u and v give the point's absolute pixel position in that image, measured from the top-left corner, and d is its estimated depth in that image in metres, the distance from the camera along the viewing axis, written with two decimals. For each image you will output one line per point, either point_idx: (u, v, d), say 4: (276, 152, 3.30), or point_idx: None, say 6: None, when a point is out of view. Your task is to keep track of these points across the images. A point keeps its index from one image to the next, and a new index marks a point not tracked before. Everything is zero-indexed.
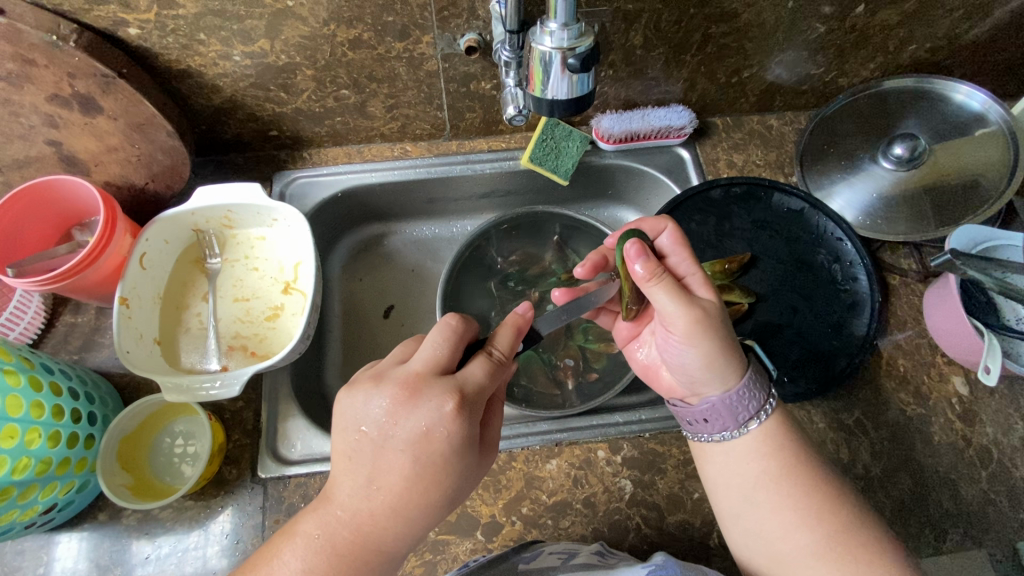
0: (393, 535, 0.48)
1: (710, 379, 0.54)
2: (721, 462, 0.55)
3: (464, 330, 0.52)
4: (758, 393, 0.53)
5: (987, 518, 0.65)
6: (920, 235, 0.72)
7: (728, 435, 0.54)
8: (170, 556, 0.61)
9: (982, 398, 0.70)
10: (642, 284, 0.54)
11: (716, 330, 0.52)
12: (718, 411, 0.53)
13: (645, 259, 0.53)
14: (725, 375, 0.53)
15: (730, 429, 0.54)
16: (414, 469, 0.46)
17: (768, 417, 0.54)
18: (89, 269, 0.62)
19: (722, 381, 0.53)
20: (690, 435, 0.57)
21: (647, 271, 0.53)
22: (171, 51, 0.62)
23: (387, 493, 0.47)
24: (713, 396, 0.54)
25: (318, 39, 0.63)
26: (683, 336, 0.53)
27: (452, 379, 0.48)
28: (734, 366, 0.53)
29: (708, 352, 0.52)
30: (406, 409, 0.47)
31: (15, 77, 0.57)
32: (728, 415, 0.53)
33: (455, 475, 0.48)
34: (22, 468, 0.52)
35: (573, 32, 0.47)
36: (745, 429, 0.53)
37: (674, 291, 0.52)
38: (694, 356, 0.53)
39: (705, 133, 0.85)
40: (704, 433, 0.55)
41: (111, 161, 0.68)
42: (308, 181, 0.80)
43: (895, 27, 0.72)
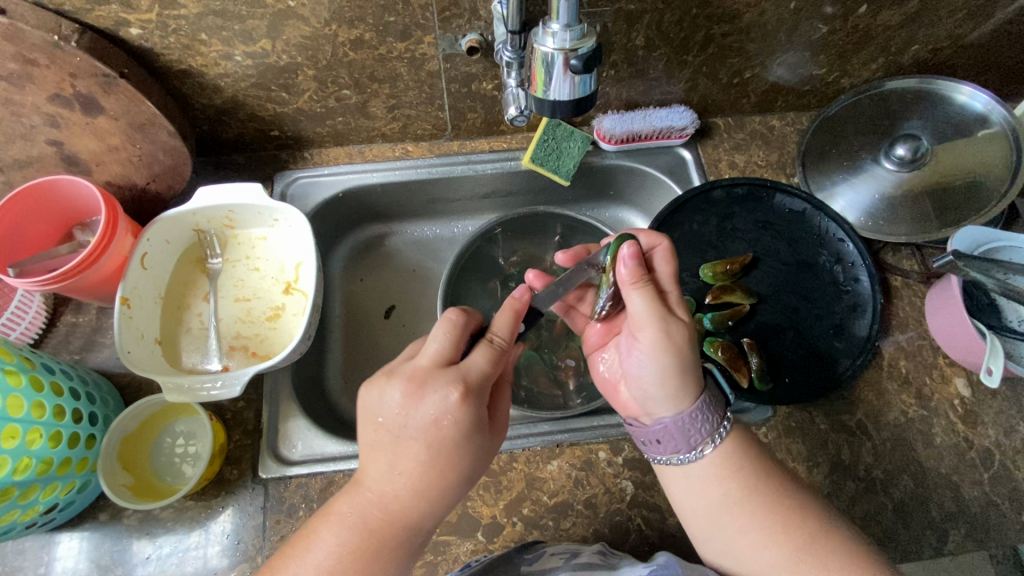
0: (420, 516, 0.48)
1: (664, 398, 0.53)
2: (682, 484, 0.54)
3: (465, 322, 0.52)
4: (711, 416, 0.52)
5: (989, 519, 0.65)
6: (922, 236, 0.72)
7: (683, 458, 0.53)
8: (171, 555, 0.61)
9: (984, 399, 0.70)
10: (624, 285, 0.55)
11: (680, 349, 0.52)
12: (671, 434, 0.53)
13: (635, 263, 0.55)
14: (679, 396, 0.53)
15: (684, 451, 0.53)
16: (433, 454, 0.47)
17: (722, 440, 0.53)
18: (91, 269, 0.62)
19: (675, 401, 0.53)
20: (644, 455, 0.57)
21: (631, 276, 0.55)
22: (173, 51, 0.62)
23: (412, 478, 0.47)
24: (666, 417, 0.53)
25: (320, 39, 0.63)
26: (647, 346, 0.53)
27: (456, 369, 0.49)
28: (689, 390, 0.53)
29: (666, 367, 0.52)
30: (416, 401, 0.47)
31: (16, 77, 0.57)
32: (680, 438, 0.52)
33: (468, 458, 0.49)
34: (23, 468, 0.52)
35: (576, 32, 0.47)
36: (698, 453, 0.53)
37: (650, 302, 0.53)
38: (653, 370, 0.53)
39: (706, 133, 0.85)
40: (657, 455, 0.55)
41: (112, 161, 0.68)
42: (310, 181, 0.80)
43: (897, 28, 0.72)
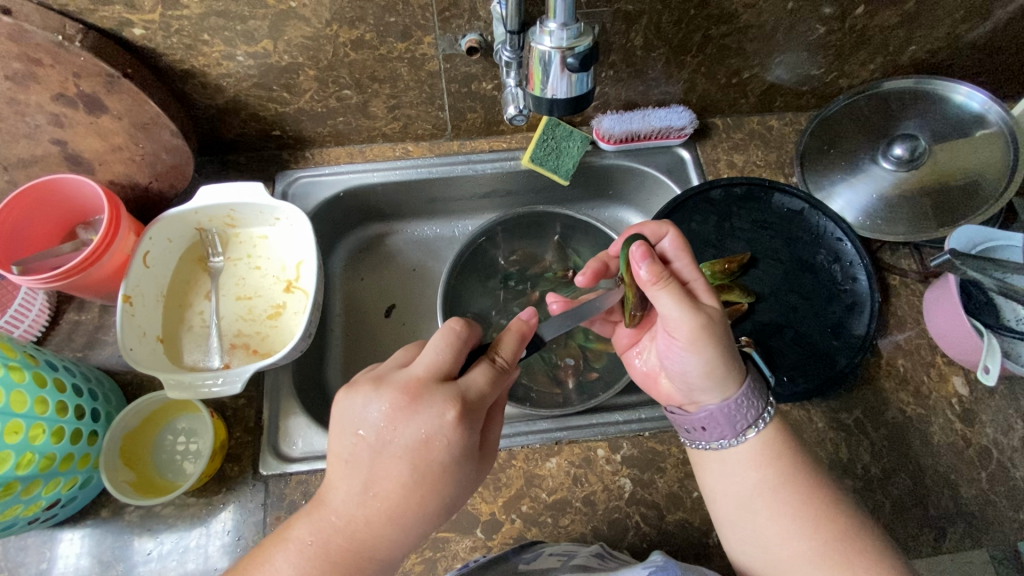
0: (381, 548, 0.48)
1: (709, 386, 0.54)
2: (718, 468, 0.55)
3: (470, 338, 0.53)
4: (755, 402, 0.54)
5: (987, 518, 0.65)
6: (920, 235, 0.73)
7: (725, 444, 0.54)
8: (172, 552, 0.61)
9: (982, 398, 0.70)
10: (647, 289, 0.54)
11: (719, 337, 0.52)
12: (716, 420, 0.54)
13: (651, 263, 0.53)
14: (724, 382, 0.53)
15: (728, 437, 0.54)
16: (406, 478, 0.47)
17: (766, 426, 0.54)
18: (93, 267, 0.62)
19: (722, 387, 0.54)
20: (685, 441, 0.58)
21: (652, 276, 0.53)
22: (175, 51, 0.62)
23: (381, 502, 0.47)
24: (712, 404, 0.54)
25: (321, 39, 0.64)
26: (688, 342, 0.53)
27: (454, 386, 0.49)
28: (734, 372, 0.53)
29: (710, 358, 0.53)
30: (406, 418, 0.47)
31: (21, 77, 0.58)
32: (726, 423, 0.54)
33: (449, 485, 0.48)
34: (26, 463, 0.53)
35: (573, 31, 0.47)
36: (742, 438, 0.54)
37: (679, 298, 0.52)
38: (696, 364, 0.54)
39: (705, 133, 0.85)
40: (701, 441, 0.56)
41: (115, 160, 0.68)
42: (312, 181, 0.80)
43: (894, 28, 0.72)
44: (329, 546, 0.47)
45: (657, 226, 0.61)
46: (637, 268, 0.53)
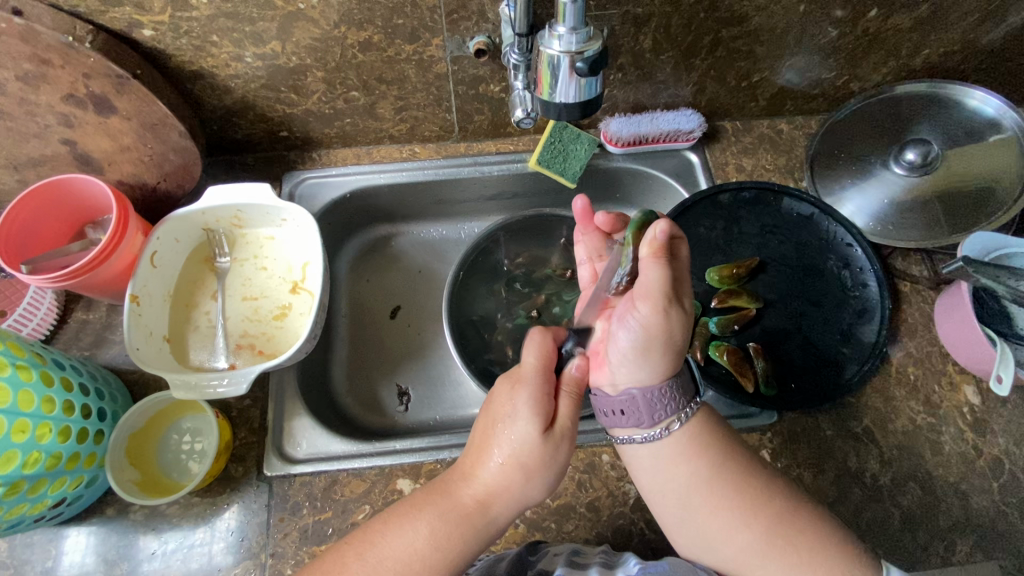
0: (497, 530, 0.51)
1: (639, 370, 0.53)
2: (648, 466, 0.55)
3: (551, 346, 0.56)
4: (674, 400, 0.53)
5: (998, 529, 0.64)
6: (933, 242, 0.72)
7: (641, 432, 0.54)
8: (176, 551, 0.61)
9: (994, 407, 0.69)
10: (642, 254, 0.49)
11: (671, 332, 0.50)
12: (637, 406, 0.53)
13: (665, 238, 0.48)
14: (654, 373, 0.52)
15: (645, 425, 0.54)
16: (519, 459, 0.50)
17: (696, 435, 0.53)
18: (101, 267, 0.62)
19: (647, 372, 0.53)
20: (602, 423, 0.57)
21: (654, 247, 0.48)
22: (184, 52, 0.63)
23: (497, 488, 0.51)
24: (635, 389, 0.54)
25: (329, 41, 0.64)
26: (645, 317, 0.50)
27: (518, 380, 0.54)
28: (663, 366, 0.52)
29: (651, 345, 0.51)
30: (497, 410, 0.53)
31: (31, 77, 0.58)
32: (645, 411, 0.53)
33: (546, 472, 0.51)
34: (33, 462, 0.53)
35: (582, 35, 0.47)
36: (659, 430, 0.54)
37: (664, 280, 0.48)
38: (635, 341, 0.51)
39: (714, 136, 0.85)
40: (618, 425, 0.55)
41: (124, 160, 0.68)
42: (318, 182, 0.80)
43: (908, 32, 0.71)
44: (462, 524, 0.50)
45: None
46: (651, 231, 0.49)
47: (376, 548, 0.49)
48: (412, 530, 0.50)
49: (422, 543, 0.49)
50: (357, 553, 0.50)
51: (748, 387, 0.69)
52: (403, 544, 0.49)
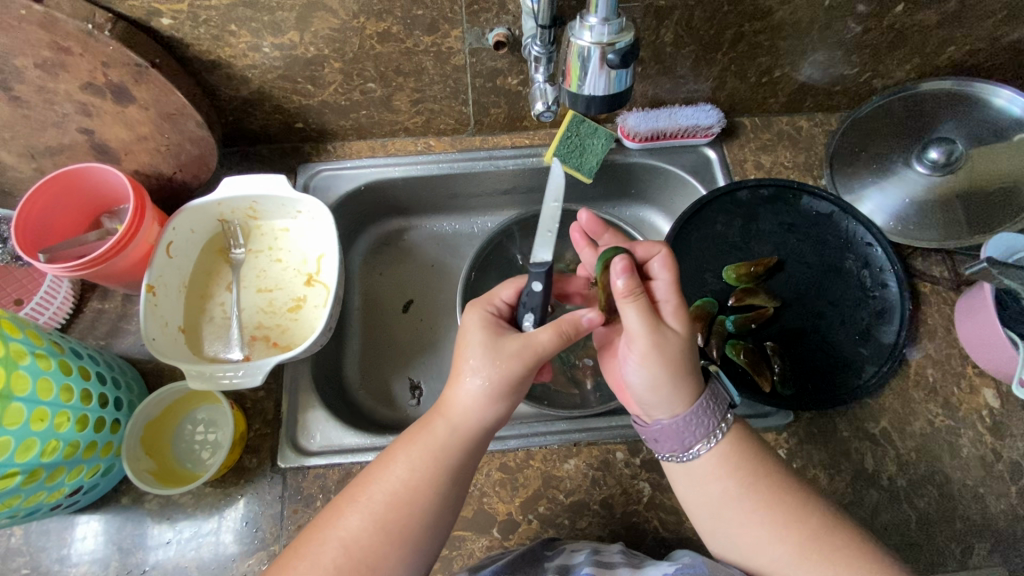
0: (468, 456, 0.54)
1: (662, 402, 0.54)
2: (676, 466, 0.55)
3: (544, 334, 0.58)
4: (708, 418, 0.53)
5: (1016, 533, 0.63)
6: (952, 243, 0.71)
7: (676, 458, 0.54)
8: (190, 541, 0.61)
9: (1014, 411, 0.68)
10: (616, 299, 0.53)
11: (674, 360, 0.52)
12: (666, 435, 0.54)
13: (628, 276, 0.52)
14: (673, 400, 0.53)
15: (679, 452, 0.54)
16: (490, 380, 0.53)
17: (719, 433, 0.53)
18: (118, 257, 0.62)
19: (671, 403, 0.53)
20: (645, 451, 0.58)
21: (625, 292, 0.52)
22: (202, 42, 0.62)
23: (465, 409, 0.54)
24: (662, 418, 0.54)
25: (347, 31, 0.63)
26: (644, 356, 0.52)
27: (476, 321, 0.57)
28: (685, 393, 0.53)
29: (657, 376, 0.52)
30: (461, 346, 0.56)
31: (50, 65, 0.58)
32: (676, 439, 0.53)
33: (507, 390, 0.54)
34: (51, 450, 0.53)
35: (614, 27, 0.46)
36: (692, 454, 0.54)
37: (644, 317, 0.52)
38: (644, 378, 0.53)
39: (732, 133, 0.84)
40: (656, 454, 0.56)
41: (140, 150, 0.68)
42: (332, 174, 0.80)
43: (934, 28, 0.70)
44: (431, 448, 0.52)
45: (648, 243, 0.60)
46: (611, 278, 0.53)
47: (373, 491, 0.51)
48: (392, 472, 0.52)
49: (404, 480, 0.51)
50: (351, 496, 0.52)
51: (764, 387, 0.68)
52: (389, 485, 0.51)
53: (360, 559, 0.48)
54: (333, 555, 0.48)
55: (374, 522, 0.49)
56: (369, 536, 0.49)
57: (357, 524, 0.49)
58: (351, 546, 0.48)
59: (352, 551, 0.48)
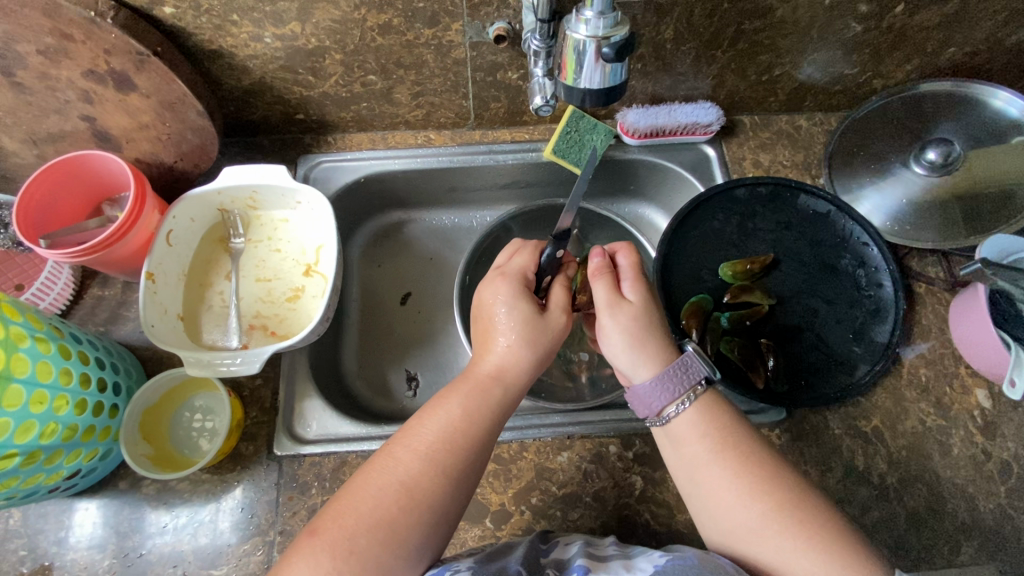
0: (509, 403, 0.55)
1: (628, 366, 0.56)
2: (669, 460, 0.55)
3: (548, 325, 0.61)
4: (676, 384, 0.54)
5: (1004, 532, 0.64)
6: (949, 243, 0.72)
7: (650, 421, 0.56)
8: (187, 526, 0.62)
9: (1005, 411, 0.69)
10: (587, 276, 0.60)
11: (635, 326, 0.56)
12: (634, 399, 0.56)
13: (600, 255, 0.60)
14: (636, 367, 0.56)
15: (650, 416, 0.55)
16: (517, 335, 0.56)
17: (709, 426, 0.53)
18: (118, 243, 0.63)
19: (637, 368, 0.56)
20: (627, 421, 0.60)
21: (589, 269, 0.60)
22: (204, 31, 0.62)
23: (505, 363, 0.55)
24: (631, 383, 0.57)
25: (349, 23, 0.63)
26: (607, 323, 0.57)
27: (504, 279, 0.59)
28: (646, 357, 0.55)
29: (619, 343, 0.56)
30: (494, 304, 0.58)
31: (53, 52, 0.58)
32: (643, 404, 0.55)
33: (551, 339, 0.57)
34: (50, 432, 0.53)
35: (609, 20, 0.46)
36: (663, 418, 0.55)
37: (605, 289, 0.58)
38: (609, 347, 0.57)
39: (732, 131, 0.84)
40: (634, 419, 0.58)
41: (142, 138, 0.69)
42: (333, 166, 0.80)
43: (935, 28, 0.70)
44: (488, 394, 0.53)
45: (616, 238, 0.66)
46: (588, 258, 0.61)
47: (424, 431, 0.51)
48: (444, 412, 0.52)
49: (456, 421, 0.51)
50: (401, 441, 0.51)
51: (758, 383, 0.69)
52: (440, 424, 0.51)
53: (417, 496, 0.47)
54: (391, 493, 0.47)
55: (429, 459, 0.49)
56: (425, 472, 0.48)
57: (413, 461, 0.49)
58: (408, 482, 0.48)
59: (410, 488, 0.47)
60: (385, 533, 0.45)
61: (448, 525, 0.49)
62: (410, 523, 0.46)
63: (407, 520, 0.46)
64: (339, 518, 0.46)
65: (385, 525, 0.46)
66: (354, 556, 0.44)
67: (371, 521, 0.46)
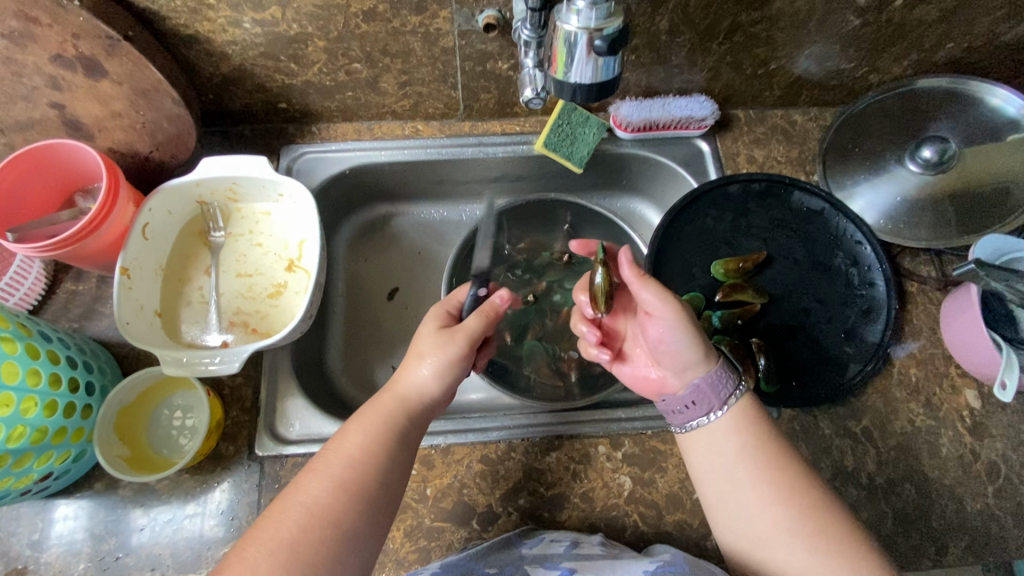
0: (418, 429, 0.57)
1: (699, 359, 0.55)
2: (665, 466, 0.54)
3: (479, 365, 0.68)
4: (728, 379, 0.55)
5: (990, 533, 0.64)
6: (942, 243, 0.71)
7: (712, 417, 0.55)
8: (165, 528, 0.60)
9: (994, 412, 0.69)
10: (634, 280, 0.56)
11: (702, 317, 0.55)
12: (704, 393, 0.55)
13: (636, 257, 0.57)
14: (710, 355, 0.55)
15: (716, 408, 0.55)
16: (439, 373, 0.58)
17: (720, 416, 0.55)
18: (90, 237, 0.60)
19: (710, 358, 0.55)
20: (674, 426, 0.57)
21: (636, 270, 0.56)
22: (179, 15, 0.59)
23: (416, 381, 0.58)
24: (697, 376, 0.56)
25: (332, 9, 0.61)
26: (676, 320, 0.54)
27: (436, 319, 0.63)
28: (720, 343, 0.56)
29: (695, 336, 0.54)
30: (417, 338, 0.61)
31: (17, 35, 0.55)
32: (712, 394, 0.55)
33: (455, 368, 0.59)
34: (18, 436, 0.51)
35: (602, 11, 0.44)
36: (726, 407, 0.55)
37: (662, 288, 0.55)
38: (684, 344, 0.54)
39: (726, 125, 0.82)
40: (691, 420, 0.56)
41: (115, 127, 0.66)
42: (317, 157, 0.78)
43: (933, 23, 0.69)
44: (387, 423, 0.54)
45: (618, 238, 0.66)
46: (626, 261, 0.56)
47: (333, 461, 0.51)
48: (348, 445, 0.53)
49: (359, 446, 0.52)
50: (311, 470, 0.51)
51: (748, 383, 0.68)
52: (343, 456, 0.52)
53: (328, 523, 0.47)
54: (296, 519, 0.47)
55: (334, 484, 0.50)
56: (332, 497, 0.49)
57: (319, 489, 0.49)
58: (313, 508, 0.48)
59: (315, 512, 0.47)
60: (285, 556, 0.45)
61: (355, 557, 0.48)
62: (316, 547, 0.46)
63: (311, 540, 0.46)
64: (243, 550, 0.45)
65: (292, 553, 0.45)
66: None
67: (274, 550, 0.45)
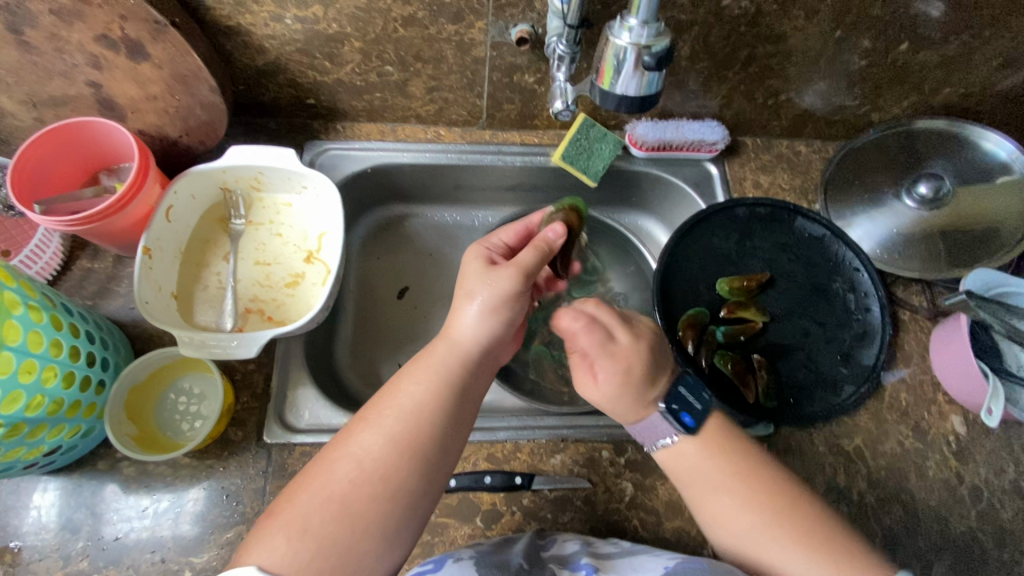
0: (473, 374, 0.56)
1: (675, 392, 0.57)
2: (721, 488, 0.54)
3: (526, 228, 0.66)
4: None
5: (972, 554, 0.66)
6: (933, 274, 0.75)
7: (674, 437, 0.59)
8: (168, 511, 0.60)
9: (978, 438, 0.72)
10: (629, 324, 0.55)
11: None
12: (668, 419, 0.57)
13: None
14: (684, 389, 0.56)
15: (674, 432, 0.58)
16: (492, 302, 0.57)
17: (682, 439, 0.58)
18: (117, 215, 0.61)
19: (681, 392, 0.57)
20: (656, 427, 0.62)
21: None
22: (224, 6, 0.61)
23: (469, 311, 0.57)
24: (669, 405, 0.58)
25: (373, 12, 0.63)
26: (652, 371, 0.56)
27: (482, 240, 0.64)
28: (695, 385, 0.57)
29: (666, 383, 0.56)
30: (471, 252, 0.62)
31: (66, 13, 0.57)
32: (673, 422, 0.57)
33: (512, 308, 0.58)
34: (36, 405, 0.51)
35: (652, 30, 0.47)
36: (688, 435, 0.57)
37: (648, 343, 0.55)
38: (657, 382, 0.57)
39: (735, 151, 0.86)
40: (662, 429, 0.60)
41: (148, 109, 0.67)
42: (340, 154, 0.80)
43: (933, 68, 0.73)
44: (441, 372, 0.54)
45: None
46: None
47: (386, 412, 0.51)
48: (411, 389, 0.53)
49: (414, 404, 0.52)
50: (362, 420, 0.51)
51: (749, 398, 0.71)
52: (407, 402, 0.52)
53: (381, 481, 0.48)
54: (345, 471, 0.48)
55: (387, 444, 0.49)
56: (385, 453, 0.49)
57: (369, 441, 0.49)
58: (365, 463, 0.48)
59: (372, 473, 0.48)
60: (346, 518, 0.46)
61: (409, 515, 0.48)
62: (374, 512, 0.46)
63: (364, 497, 0.47)
64: (294, 500, 0.47)
65: (343, 508, 0.46)
66: (308, 538, 0.45)
67: (326, 501, 0.46)
